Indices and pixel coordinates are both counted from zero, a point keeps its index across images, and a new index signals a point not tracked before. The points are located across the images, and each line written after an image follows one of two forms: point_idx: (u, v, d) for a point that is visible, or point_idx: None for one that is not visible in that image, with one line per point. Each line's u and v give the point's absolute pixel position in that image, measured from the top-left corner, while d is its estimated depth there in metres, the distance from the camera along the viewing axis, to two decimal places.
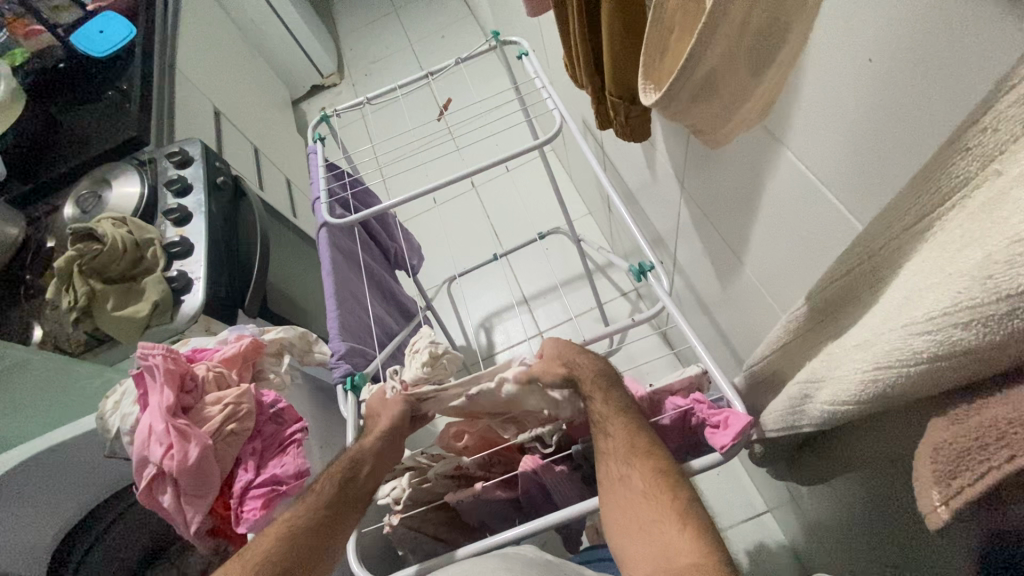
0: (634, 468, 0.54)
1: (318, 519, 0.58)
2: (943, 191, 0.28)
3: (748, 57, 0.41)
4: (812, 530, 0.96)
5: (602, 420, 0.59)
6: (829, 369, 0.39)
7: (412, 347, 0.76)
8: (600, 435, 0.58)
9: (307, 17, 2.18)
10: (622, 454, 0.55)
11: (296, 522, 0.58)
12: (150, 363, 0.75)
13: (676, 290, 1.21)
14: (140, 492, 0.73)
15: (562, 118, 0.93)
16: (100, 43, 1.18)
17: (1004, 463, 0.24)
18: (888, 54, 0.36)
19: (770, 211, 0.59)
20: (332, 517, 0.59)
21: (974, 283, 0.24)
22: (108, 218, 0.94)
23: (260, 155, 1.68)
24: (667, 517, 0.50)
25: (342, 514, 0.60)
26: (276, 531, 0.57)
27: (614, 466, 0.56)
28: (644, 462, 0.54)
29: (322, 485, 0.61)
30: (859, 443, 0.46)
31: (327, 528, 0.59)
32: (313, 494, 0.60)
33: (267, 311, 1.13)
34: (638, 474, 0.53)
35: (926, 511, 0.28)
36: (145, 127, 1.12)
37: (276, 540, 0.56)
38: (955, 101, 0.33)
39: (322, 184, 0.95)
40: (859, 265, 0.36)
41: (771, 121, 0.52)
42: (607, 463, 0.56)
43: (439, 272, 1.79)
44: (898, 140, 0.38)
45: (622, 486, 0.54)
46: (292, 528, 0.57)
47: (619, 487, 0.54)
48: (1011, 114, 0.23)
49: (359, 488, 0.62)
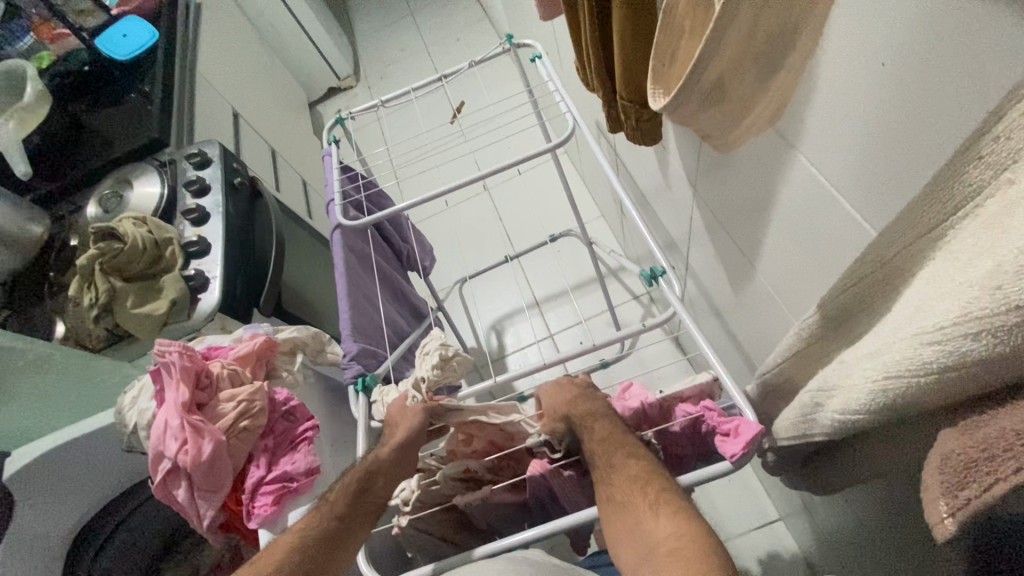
0: (613, 483, 0.56)
1: (329, 527, 0.59)
2: (956, 200, 0.28)
3: (757, 62, 0.41)
4: (824, 540, 0.94)
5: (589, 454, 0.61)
6: (841, 377, 0.38)
7: (423, 349, 0.76)
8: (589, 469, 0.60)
9: (325, 20, 2.21)
10: (604, 477, 0.57)
11: (311, 531, 0.59)
12: (167, 360, 0.76)
13: (688, 294, 1.21)
14: (156, 486, 0.74)
15: (575, 121, 0.93)
16: (124, 45, 1.21)
17: (1009, 475, 0.24)
18: (902, 59, 0.36)
19: (784, 217, 0.59)
20: (341, 516, 0.60)
21: (984, 294, 0.24)
22: (129, 217, 0.96)
23: (277, 157, 1.71)
24: None
25: (352, 514, 0.61)
26: (286, 541, 0.58)
27: (601, 490, 0.57)
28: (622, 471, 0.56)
29: (336, 496, 0.62)
30: (873, 454, 0.46)
31: (336, 527, 0.59)
32: (327, 504, 0.62)
33: (282, 311, 1.14)
34: (618, 483, 0.55)
35: (934, 523, 0.28)
36: (166, 128, 1.14)
37: (288, 549, 0.57)
38: (971, 108, 0.32)
39: (337, 186, 0.96)
40: (872, 274, 0.36)
41: (784, 126, 0.52)
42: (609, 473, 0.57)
43: (451, 273, 1.80)
44: (911, 145, 0.38)
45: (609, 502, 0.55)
46: (303, 536, 0.58)
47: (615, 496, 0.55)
48: (1023, 123, 0.23)
49: (373, 498, 0.63)
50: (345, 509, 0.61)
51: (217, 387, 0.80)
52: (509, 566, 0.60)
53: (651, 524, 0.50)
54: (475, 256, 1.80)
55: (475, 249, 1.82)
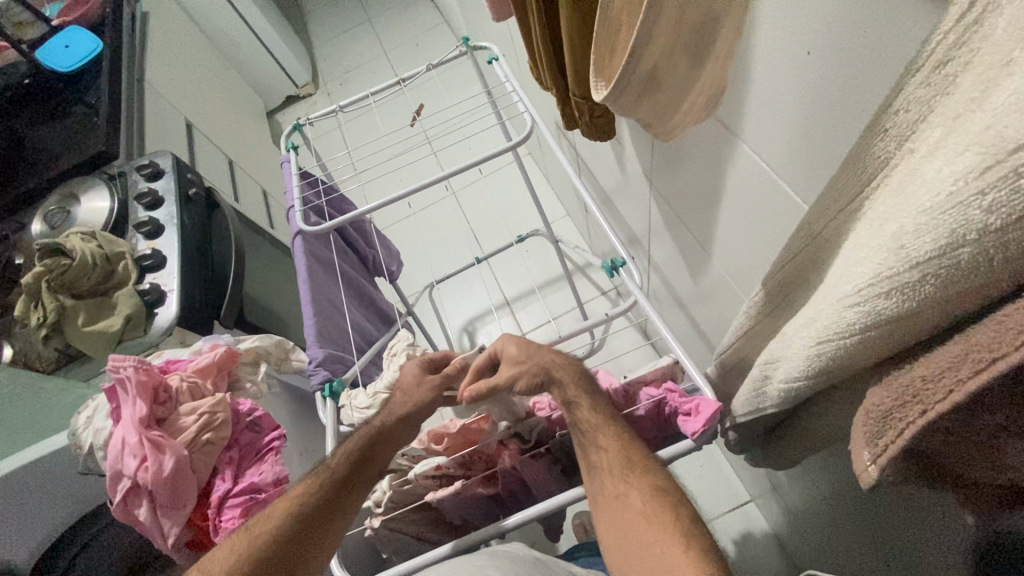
0: (632, 485, 0.55)
1: (325, 496, 0.60)
2: (869, 171, 0.30)
3: (685, 51, 0.44)
4: (793, 517, 0.98)
5: (590, 431, 0.60)
6: (782, 347, 0.40)
7: (392, 350, 0.80)
8: (590, 447, 0.59)
9: (280, 27, 2.18)
10: (614, 471, 0.56)
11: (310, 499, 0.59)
12: (121, 376, 0.74)
13: (651, 286, 1.24)
14: (115, 507, 0.72)
15: (533, 119, 0.94)
16: (66, 56, 1.17)
17: (918, 418, 0.26)
18: (823, 47, 0.38)
19: (732, 203, 0.61)
20: (338, 487, 0.60)
21: (892, 256, 0.26)
22: (77, 232, 0.93)
23: (235, 167, 1.67)
24: (667, 538, 0.51)
25: (350, 483, 0.61)
26: (280, 512, 0.58)
27: (609, 482, 0.56)
28: (642, 478, 0.55)
29: (337, 461, 0.61)
30: (821, 425, 0.48)
31: (332, 496, 0.60)
32: (329, 469, 0.61)
33: (244, 322, 1.12)
34: (636, 492, 0.54)
35: (862, 471, 0.30)
36: (113, 139, 1.10)
37: (283, 519, 0.58)
38: (882, 86, 0.34)
39: (296, 193, 0.94)
40: (805, 247, 0.38)
41: (725, 114, 0.54)
42: (606, 475, 0.57)
43: (419, 277, 1.79)
44: (835, 124, 0.40)
45: (619, 502, 0.55)
46: (302, 506, 0.58)
47: (616, 503, 0.56)
48: (919, 96, 0.25)
49: (372, 471, 0.63)
50: (346, 478, 0.61)
51: (176, 401, 0.78)
52: (487, 563, 0.60)
53: (671, 556, 0.49)
54: (442, 260, 1.80)
55: (441, 252, 1.81)
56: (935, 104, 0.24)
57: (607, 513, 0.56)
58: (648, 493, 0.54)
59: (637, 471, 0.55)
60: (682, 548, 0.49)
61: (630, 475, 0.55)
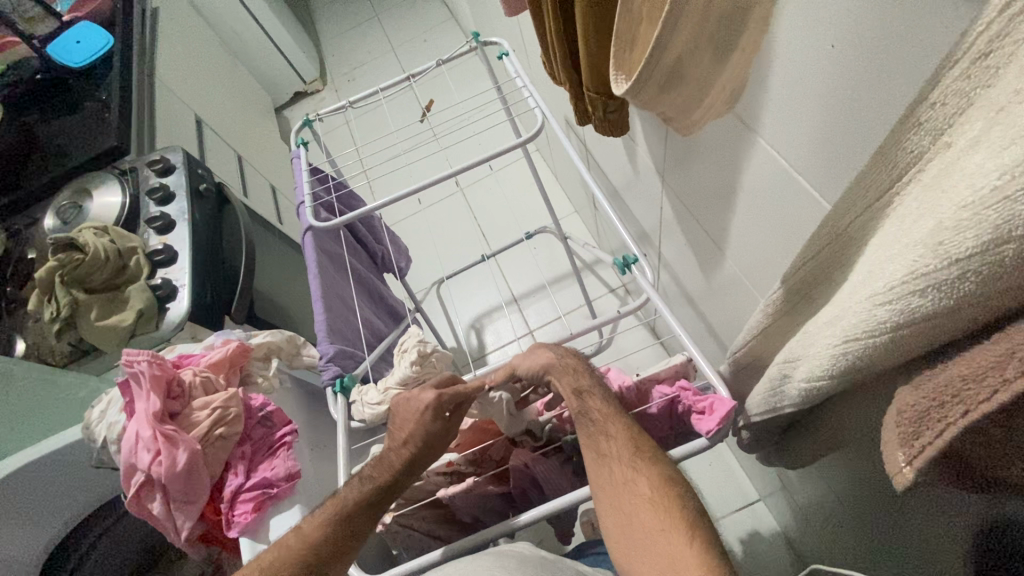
0: (641, 473, 0.55)
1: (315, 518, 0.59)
2: (900, 166, 0.29)
3: (709, 44, 0.43)
4: (803, 517, 0.97)
5: (600, 420, 0.59)
6: (805, 346, 0.40)
7: (402, 347, 0.79)
8: (598, 436, 0.59)
9: (288, 22, 2.17)
10: (626, 459, 0.56)
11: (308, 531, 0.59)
12: (135, 370, 0.75)
13: (661, 282, 1.23)
14: (129, 501, 0.72)
15: (544, 115, 0.92)
16: (77, 52, 1.16)
17: (957, 419, 0.25)
18: (850, 40, 0.37)
19: (747, 200, 0.60)
20: (338, 512, 0.59)
21: (928, 250, 0.25)
22: (89, 227, 0.93)
23: (244, 162, 1.67)
24: (673, 529, 0.50)
25: (344, 506, 0.60)
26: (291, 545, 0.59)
27: (616, 470, 0.56)
28: (651, 469, 0.54)
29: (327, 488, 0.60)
30: (841, 423, 0.47)
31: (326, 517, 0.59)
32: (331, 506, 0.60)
33: (254, 318, 1.12)
34: (646, 479, 0.54)
35: (892, 471, 0.30)
36: (125, 134, 1.10)
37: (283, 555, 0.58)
38: (912, 78, 0.33)
39: (306, 188, 0.93)
40: (830, 243, 0.37)
41: (743, 109, 0.53)
42: (615, 463, 0.56)
43: (427, 274, 1.79)
44: (860, 118, 0.39)
45: (627, 491, 0.55)
46: None
47: (624, 491, 0.55)
48: (957, 88, 0.24)
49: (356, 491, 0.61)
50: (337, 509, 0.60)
51: (189, 395, 0.78)
52: (496, 564, 0.60)
53: (678, 552, 0.49)
54: (451, 256, 1.79)
55: (450, 249, 1.81)
56: (975, 96, 0.24)
57: (612, 501, 0.56)
58: (662, 487, 0.53)
59: (647, 459, 0.55)
60: (688, 540, 0.49)
61: (638, 463, 0.55)
